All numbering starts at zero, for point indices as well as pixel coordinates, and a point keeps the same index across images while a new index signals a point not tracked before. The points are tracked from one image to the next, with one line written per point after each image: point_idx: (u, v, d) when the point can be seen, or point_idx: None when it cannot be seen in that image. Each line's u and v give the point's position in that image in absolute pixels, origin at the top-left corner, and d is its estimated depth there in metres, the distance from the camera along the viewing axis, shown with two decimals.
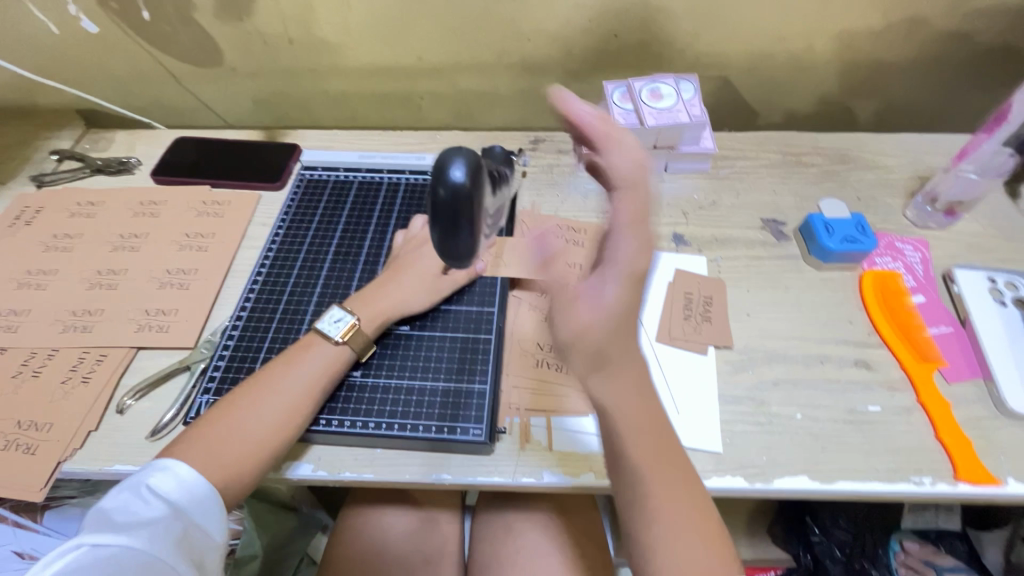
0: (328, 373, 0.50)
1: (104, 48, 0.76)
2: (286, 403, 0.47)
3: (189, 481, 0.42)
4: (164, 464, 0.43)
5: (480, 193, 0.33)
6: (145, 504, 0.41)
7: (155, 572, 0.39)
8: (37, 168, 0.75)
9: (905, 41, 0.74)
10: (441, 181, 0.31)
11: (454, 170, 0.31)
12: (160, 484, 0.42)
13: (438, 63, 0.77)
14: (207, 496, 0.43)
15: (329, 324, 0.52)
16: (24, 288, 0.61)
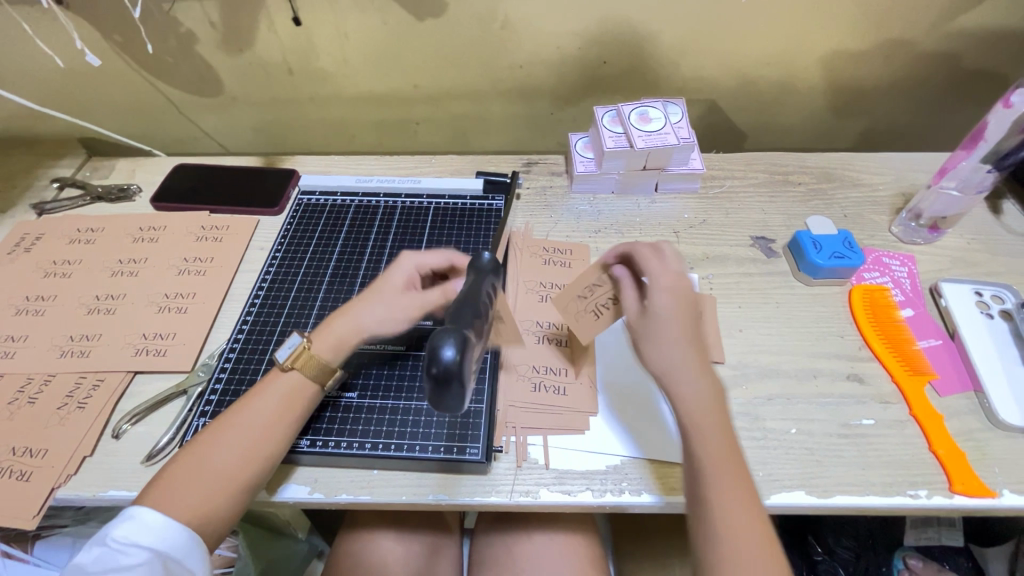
0: (297, 398, 0.48)
1: (106, 79, 0.78)
2: (256, 430, 0.46)
3: (158, 525, 0.41)
4: (132, 516, 0.41)
5: (458, 378, 0.31)
6: (118, 552, 0.40)
7: None
8: (38, 196, 0.76)
9: (884, 65, 0.77)
10: (433, 362, 0.31)
11: (448, 351, 0.31)
12: (130, 531, 0.40)
13: (433, 90, 0.80)
14: (178, 538, 0.41)
15: (285, 351, 0.50)
16: (22, 314, 0.61)
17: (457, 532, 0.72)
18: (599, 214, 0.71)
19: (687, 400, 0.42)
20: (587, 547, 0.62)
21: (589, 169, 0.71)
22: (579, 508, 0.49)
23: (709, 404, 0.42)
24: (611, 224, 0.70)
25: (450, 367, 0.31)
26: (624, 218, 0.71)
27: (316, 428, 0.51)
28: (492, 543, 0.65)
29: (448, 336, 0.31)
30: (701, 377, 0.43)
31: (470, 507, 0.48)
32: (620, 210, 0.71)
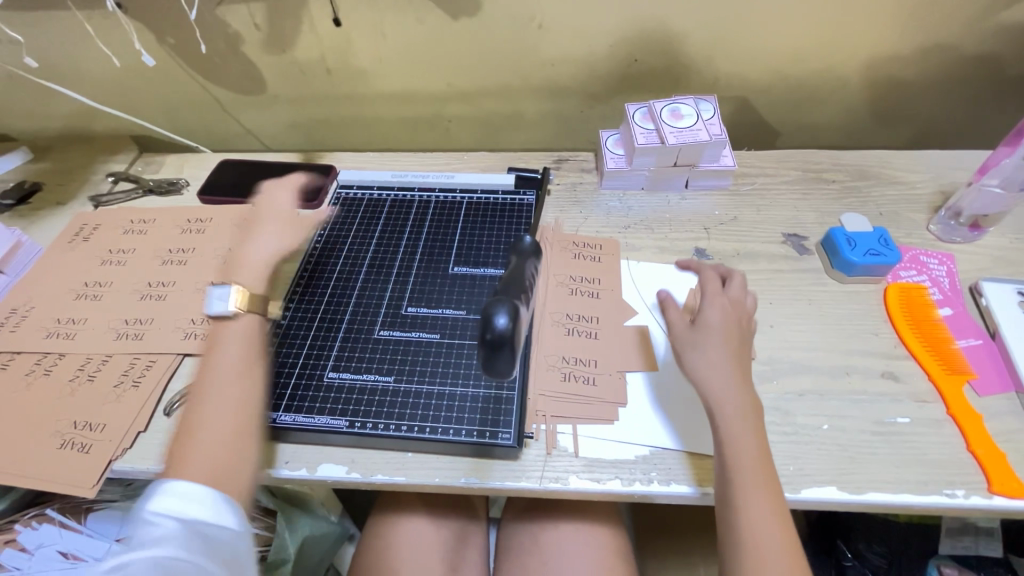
0: (252, 338, 0.54)
1: (157, 78, 0.82)
2: (235, 369, 0.51)
3: (182, 492, 0.42)
4: (155, 485, 0.42)
5: (504, 344, 0.34)
6: (155, 524, 0.39)
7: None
8: (94, 189, 0.81)
9: (923, 61, 0.76)
10: (487, 327, 0.34)
11: (500, 319, 0.34)
12: (160, 503, 0.41)
13: (466, 89, 0.82)
14: (208, 499, 0.42)
15: (216, 300, 0.55)
16: (82, 299, 0.65)
17: (484, 519, 0.73)
18: (629, 210, 0.72)
19: (729, 423, 0.47)
20: (613, 540, 0.63)
21: (619, 165, 0.72)
22: (609, 497, 0.50)
23: (744, 422, 0.47)
24: (641, 220, 0.70)
25: (501, 334, 0.34)
26: (654, 214, 0.71)
27: (354, 410, 0.53)
28: (518, 533, 0.66)
29: (501, 305, 0.35)
30: (738, 386, 0.48)
31: (501, 491, 0.50)
32: (650, 206, 0.72)
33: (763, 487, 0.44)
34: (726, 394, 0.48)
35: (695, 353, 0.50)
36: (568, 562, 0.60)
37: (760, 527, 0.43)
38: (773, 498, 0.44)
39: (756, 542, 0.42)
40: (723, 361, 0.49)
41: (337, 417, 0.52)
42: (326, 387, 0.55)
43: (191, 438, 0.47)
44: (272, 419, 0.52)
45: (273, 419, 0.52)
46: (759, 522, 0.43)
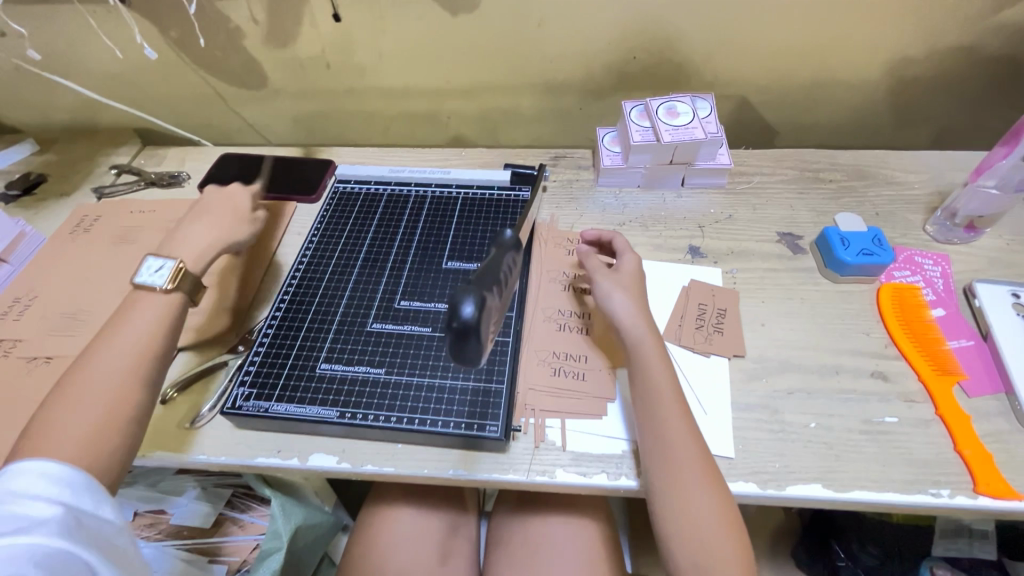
0: (165, 318, 0.50)
1: (160, 72, 0.83)
2: (126, 355, 0.47)
3: (48, 475, 0.40)
4: (31, 463, 0.40)
5: (472, 332, 0.32)
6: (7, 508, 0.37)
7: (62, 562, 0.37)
8: (98, 181, 0.82)
9: (923, 61, 0.75)
10: (453, 317, 0.32)
11: (467, 310, 0.32)
12: (35, 483, 0.39)
13: (464, 85, 0.82)
14: (83, 482, 0.40)
15: (151, 274, 0.52)
16: (85, 290, 0.66)
17: (475, 513, 0.74)
18: (624, 207, 0.72)
19: (644, 357, 0.51)
20: (603, 534, 0.63)
21: (615, 162, 0.72)
22: (596, 491, 0.50)
23: (659, 360, 0.51)
24: (636, 217, 0.71)
25: (468, 325, 0.32)
26: (649, 211, 0.71)
27: (345, 401, 0.53)
28: (510, 526, 0.66)
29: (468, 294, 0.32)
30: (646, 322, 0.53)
31: (488, 483, 0.50)
32: (645, 203, 0.72)
33: (680, 418, 0.48)
34: (641, 334, 0.52)
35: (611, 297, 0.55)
36: (556, 555, 0.61)
37: (700, 518, 0.44)
38: (716, 489, 0.45)
39: (678, 470, 0.46)
40: (631, 302, 0.54)
41: (328, 407, 0.53)
42: (319, 378, 0.56)
43: (51, 416, 0.43)
44: (266, 409, 0.53)
45: (266, 408, 0.53)
46: (678, 448, 0.46)
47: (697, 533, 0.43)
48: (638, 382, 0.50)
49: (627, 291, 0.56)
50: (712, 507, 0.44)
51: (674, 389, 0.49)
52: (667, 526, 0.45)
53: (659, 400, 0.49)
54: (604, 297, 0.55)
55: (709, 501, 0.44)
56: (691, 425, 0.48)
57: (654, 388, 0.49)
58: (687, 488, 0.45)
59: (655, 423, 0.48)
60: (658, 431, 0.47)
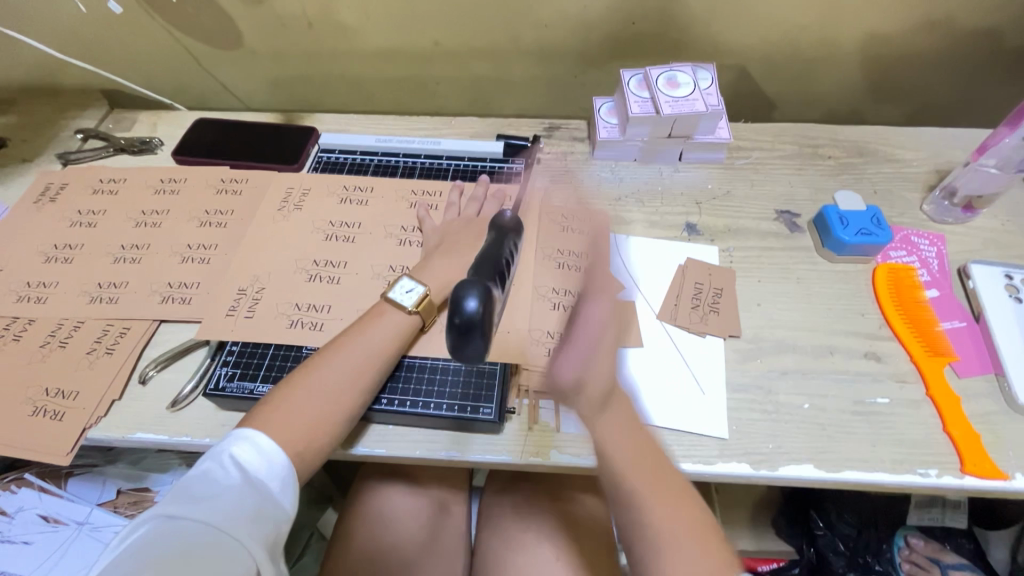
0: (399, 334, 0.51)
1: (126, 27, 0.77)
2: (364, 363, 0.49)
3: (269, 453, 0.43)
4: (242, 430, 0.44)
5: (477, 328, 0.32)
6: (221, 472, 0.41)
7: (224, 548, 0.39)
8: (63, 147, 0.77)
9: (928, 34, 0.73)
10: (455, 315, 0.32)
11: (470, 306, 0.32)
12: (242, 454, 0.42)
13: (454, 49, 0.78)
14: (280, 469, 0.43)
15: (401, 293, 0.52)
16: (51, 261, 0.63)
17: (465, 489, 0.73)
18: (620, 182, 0.70)
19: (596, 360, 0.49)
20: (596, 511, 0.64)
21: (612, 135, 0.69)
22: (589, 472, 0.50)
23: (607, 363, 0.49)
24: (632, 192, 0.69)
25: (470, 322, 0.32)
26: (646, 186, 0.69)
27: None
28: (504, 502, 0.67)
29: (469, 291, 0.33)
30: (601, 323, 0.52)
31: (481, 464, 0.50)
32: (642, 177, 0.70)
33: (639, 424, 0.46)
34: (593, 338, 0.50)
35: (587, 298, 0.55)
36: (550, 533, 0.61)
37: (670, 523, 0.41)
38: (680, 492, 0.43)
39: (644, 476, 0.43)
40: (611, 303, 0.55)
41: None
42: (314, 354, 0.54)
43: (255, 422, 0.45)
44: (250, 389, 0.52)
45: (251, 390, 0.52)
46: (642, 451, 0.44)
47: (671, 541, 0.40)
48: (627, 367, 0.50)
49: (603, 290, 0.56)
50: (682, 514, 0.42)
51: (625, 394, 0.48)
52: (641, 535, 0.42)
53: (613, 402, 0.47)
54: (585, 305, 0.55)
55: (677, 508, 0.42)
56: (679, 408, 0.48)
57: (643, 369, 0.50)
58: (653, 490, 0.42)
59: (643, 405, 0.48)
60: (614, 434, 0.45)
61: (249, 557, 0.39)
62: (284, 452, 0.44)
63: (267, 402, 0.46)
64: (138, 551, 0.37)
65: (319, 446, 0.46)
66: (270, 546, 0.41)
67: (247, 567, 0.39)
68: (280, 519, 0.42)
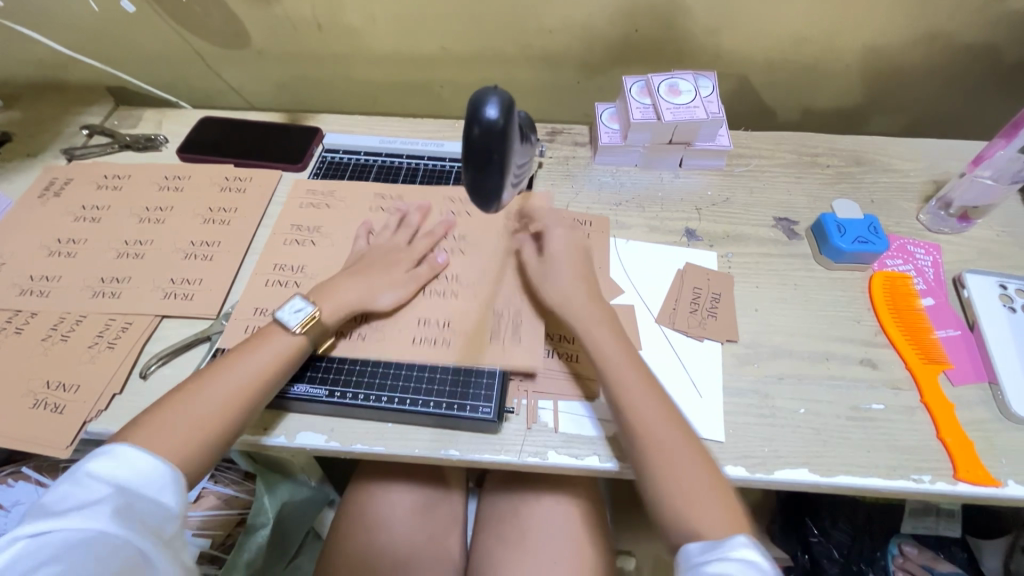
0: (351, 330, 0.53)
1: (134, 25, 0.78)
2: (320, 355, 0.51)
3: (125, 457, 0.42)
4: (106, 449, 0.43)
5: (513, 136, 0.37)
6: (88, 487, 0.40)
7: (102, 548, 0.37)
8: (68, 142, 0.77)
9: (926, 47, 0.74)
10: (473, 121, 0.35)
11: (489, 110, 0.35)
12: (102, 467, 0.42)
13: (459, 52, 0.79)
14: (142, 474, 0.42)
15: (288, 313, 0.52)
16: (55, 256, 0.63)
17: (461, 491, 0.72)
18: (621, 187, 0.70)
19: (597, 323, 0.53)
20: (591, 513, 0.64)
21: (614, 140, 0.70)
22: (590, 472, 0.50)
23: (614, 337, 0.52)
24: (633, 197, 0.69)
25: (489, 126, 0.35)
26: (646, 191, 0.70)
27: (328, 379, 0.53)
28: (500, 504, 0.67)
29: (489, 98, 0.35)
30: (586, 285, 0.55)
31: (480, 464, 0.50)
32: (643, 183, 0.71)
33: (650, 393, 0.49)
34: (589, 309, 0.53)
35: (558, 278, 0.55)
36: (548, 538, 0.61)
37: (685, 483, 0.45)
38: (699, 459, 0.46)
39: (656, 440, 0.47)
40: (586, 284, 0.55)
41: (317, 386, 0.52)
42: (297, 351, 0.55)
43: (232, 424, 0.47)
44: None
45: None
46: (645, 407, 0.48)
47: (681, 497, 0.45)
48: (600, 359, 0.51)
49: (576, 269, 0.56)
50: (695, 472, 0.45)
51: (633, 361, 0.51)
52: (663, 496, 0.45)
53: (625, 371, 0.50)
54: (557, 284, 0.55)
55: (691, 468, 0.46)
56: (664, 402, 0.49)
57: (616, 362, 0.51)
58: (668, 453, 0.46)
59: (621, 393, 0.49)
60: (624, 400, 0.49)
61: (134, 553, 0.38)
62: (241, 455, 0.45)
63: (166, 404, 0.47)
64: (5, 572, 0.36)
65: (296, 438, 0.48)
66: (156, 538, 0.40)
67: (131, 560, 0.38)
68: (162, 515, 0.41)
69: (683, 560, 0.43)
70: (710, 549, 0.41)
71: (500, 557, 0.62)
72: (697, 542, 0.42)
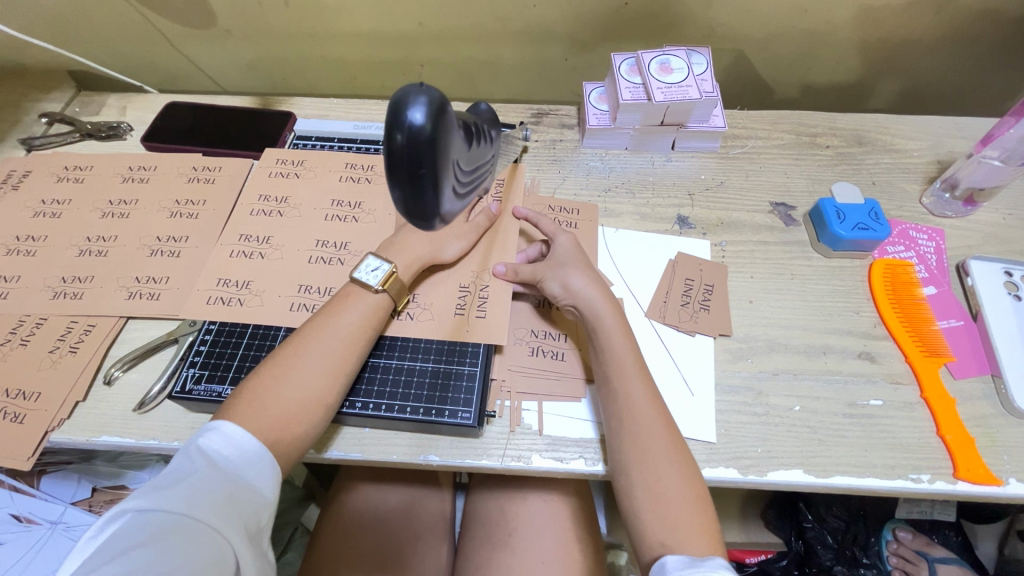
0: (374, 316, 0.49)
1: (90, 4, 0.73)
2: (338, 344, 0.47)
3: (239, 439, 0.41)
4: (215, 423, 0.42)
5: (452, 137, 0.27)
6: (193, 462, 0.40)
7: (196, 536, 0.36)
8: (27, 132, 0.73)
9: (933, 17, 0.69)
10: (395, 126, 0.25)
11: (414, 113, 0.25)
12: (211, 444, 0.41)
13: (438, 29, 0.74)
14: (251, 455, 0.41)
15: (367, 273, 0.51)
16: (13, 254, 0.60)
17: (450, 488, 0.71)
18: (610, 171, 0.67)
19: (602, 320, 0.50)
20: (580, 511, 0.62)
21: (602, 122, 0.66)
22: (576, 477, 0.48)
23: (624, 339, 0.49)
24: (622, 183, 0.66)
25: (416, 133, 0.25)
26: (637, 176, 0.67)
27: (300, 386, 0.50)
28: (487, 502, 0.65)
29: (416, 95, 0.25)
30: (597, 285, 0.52)
31: (461, 469, 0.48)
32: (633, 167, 0.67)
33: (647, 395, 0.47)
34: (599, 306, 0.50)
35: (565, 275, 0.52)
36: (536, 536, 0.60)
37: (667, 492, 0.43)
38: (683, 468, 0.44)
39: (645, 447, 0.44)
40: (595, 279, 0.52)
41: None
42: (271, 342, 0.53)
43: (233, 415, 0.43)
44: (219, 392, 0.50)
45: (219, 392, 0.50)
46: (642, 411, 0.46)
47: (663, 508, 0.42)
48: (603, 356, 0.49)
49: (578, 266, 0.53)
50: (678, 481, 0.43)
51: (638, 362, 0.48)
52: (635, 502, 0.44)
53: (626, 373, 0.47)
54: (560, 285, 0.52)
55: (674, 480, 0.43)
56: (661, 407, 0.47)
57: (618, 362, 0.48)
58: (653, 460, 0.44)
59: (618, 397, 0.47)
60: (622, 405, 0.46)
61: (226, 544, 0.37)
62: (256, 438, 0.42)
63: (250, 378, 0.45)
64: (106, 546, 0.35)
65: (293, 434, 0.44)
66: (252, 529, 0.39)
67: (225, 551, 0.37)
68: (258, 503, 0.40)
69: (658, 572, 0.40)
70: (690, 566, 0.39)
71: (487, 557, 0.60)
72: (675, 555, 0.40)
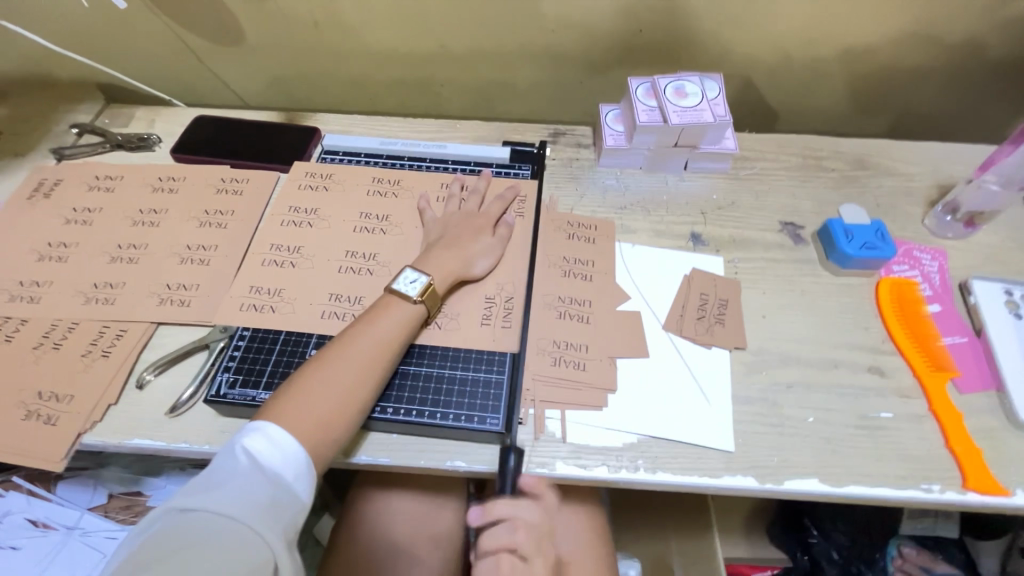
0: (410, 325, 0.51)
1: (125, 21, 0.76)
2: (377, 352, 0.49)
3: (282, 444, 0.42)
4: (258, 424, 0.43)
5: None
6: (237, 464, 0.41)
7: (239, 539, 0.37)
8: (57, 141, 0.75)
9: (929, 50, 0.73)
10: None
11: None
12: (255, 446, 0.41)
13: (459, 51, 0.77)
14: (292, 460, 0.42)
15: (405, 284, 0.53)
16: (45, 260, 0.61)
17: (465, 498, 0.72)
18: (625, 190, 0.70)
19: None
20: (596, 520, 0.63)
21: (618, 143, 0.69)
22: (597, 484, 0.50)
23: None
24: (638, 201, 0.69)
25: None
26: (652, 195, 0.69)
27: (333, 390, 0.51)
28: None
29: None
30: None
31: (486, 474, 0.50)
32: (647, 186, 0.70)
33: None
34: None
35: None
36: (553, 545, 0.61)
37: None
38: None
39: None
40: None
41: None
42: (302, 349, 0.54)
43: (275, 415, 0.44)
44: (252, 397, 0.51)
45: (253, 397, 0.51)
46: None
47: None
48: None
49: None
50: None
51: None
52: None
53: None
54: None
55: None
56: None
57: None
58: None
59: None
60: None
61: (266, 549, 0.38)
62: (298, 441, 0.43)
63: (292, 381, 0.47)
64: (154, 544, 0.36)
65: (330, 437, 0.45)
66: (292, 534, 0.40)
67: (267, 556, 0.38)
68: (297, 508, 0.41)
69: None
70: None
71: None
72: None
